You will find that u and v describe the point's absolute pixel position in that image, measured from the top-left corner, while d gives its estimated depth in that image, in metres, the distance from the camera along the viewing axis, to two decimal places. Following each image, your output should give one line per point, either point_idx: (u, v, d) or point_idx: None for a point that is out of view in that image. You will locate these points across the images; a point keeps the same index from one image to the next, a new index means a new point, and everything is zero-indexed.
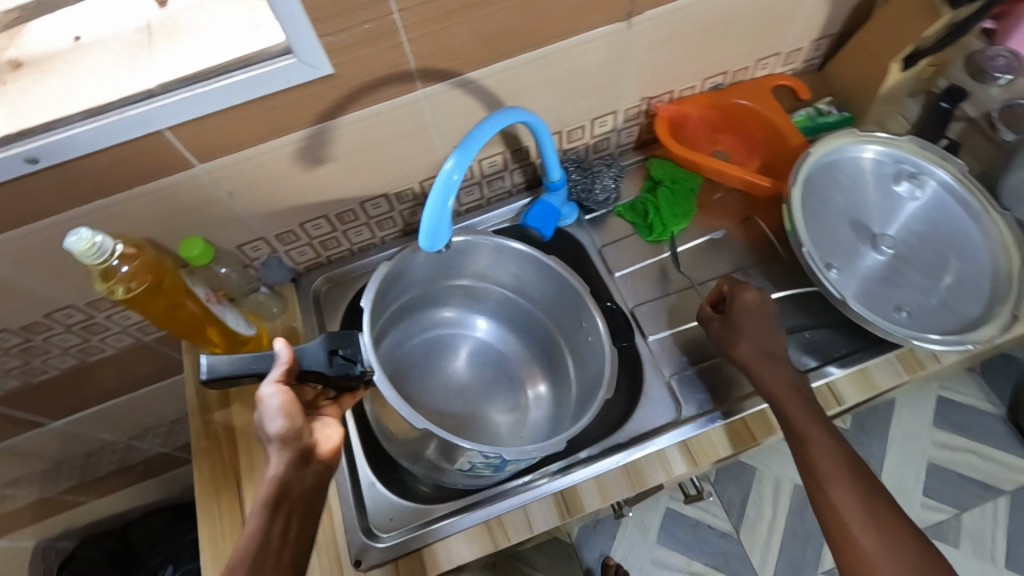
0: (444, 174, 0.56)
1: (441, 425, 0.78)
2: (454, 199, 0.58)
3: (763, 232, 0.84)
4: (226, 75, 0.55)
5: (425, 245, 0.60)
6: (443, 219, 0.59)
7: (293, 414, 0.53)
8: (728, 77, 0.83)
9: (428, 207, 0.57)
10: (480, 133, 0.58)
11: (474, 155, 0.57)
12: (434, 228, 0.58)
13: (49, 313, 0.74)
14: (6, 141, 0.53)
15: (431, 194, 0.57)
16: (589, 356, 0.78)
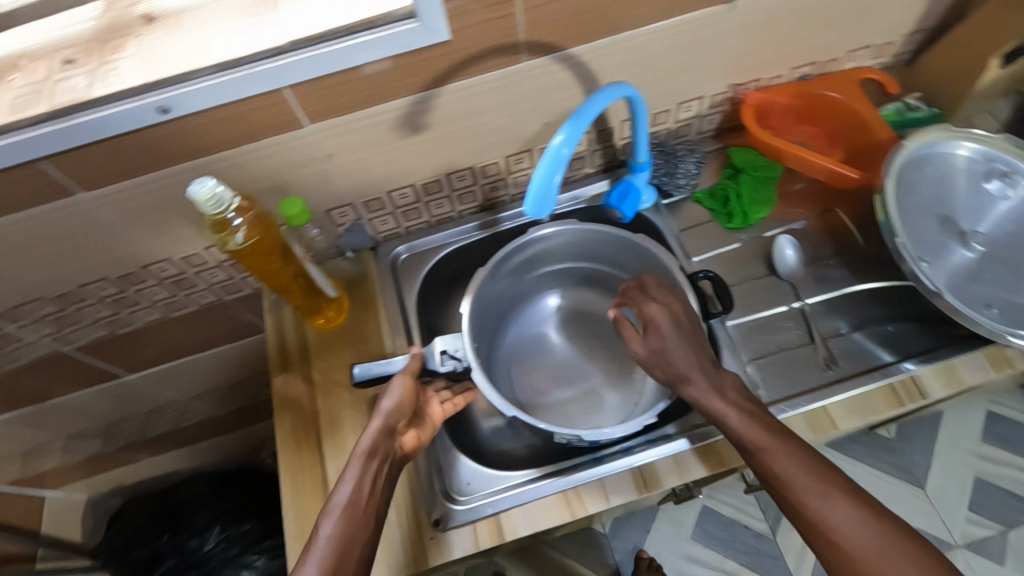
0: (553, 147, 0.57)
1: (548, 413, 0.83)
2: (562, 173, 0.58)
3: (844, 223, 0.83)
4: (351, 36, 0.56)
5: (529, 213, 0.60)
6: (549, 192, 0.59)
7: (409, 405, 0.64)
8: (817, 68, 0.82)
9: (535, 177, 0.58)
10: (590, 112, 0.58)
11: (583, 131, 0.58)
12: (541, 199, 0.59)
13: (146, 265, 0.77)
14: (141, 90, 0.55)
15: (539, 164, 0.58)
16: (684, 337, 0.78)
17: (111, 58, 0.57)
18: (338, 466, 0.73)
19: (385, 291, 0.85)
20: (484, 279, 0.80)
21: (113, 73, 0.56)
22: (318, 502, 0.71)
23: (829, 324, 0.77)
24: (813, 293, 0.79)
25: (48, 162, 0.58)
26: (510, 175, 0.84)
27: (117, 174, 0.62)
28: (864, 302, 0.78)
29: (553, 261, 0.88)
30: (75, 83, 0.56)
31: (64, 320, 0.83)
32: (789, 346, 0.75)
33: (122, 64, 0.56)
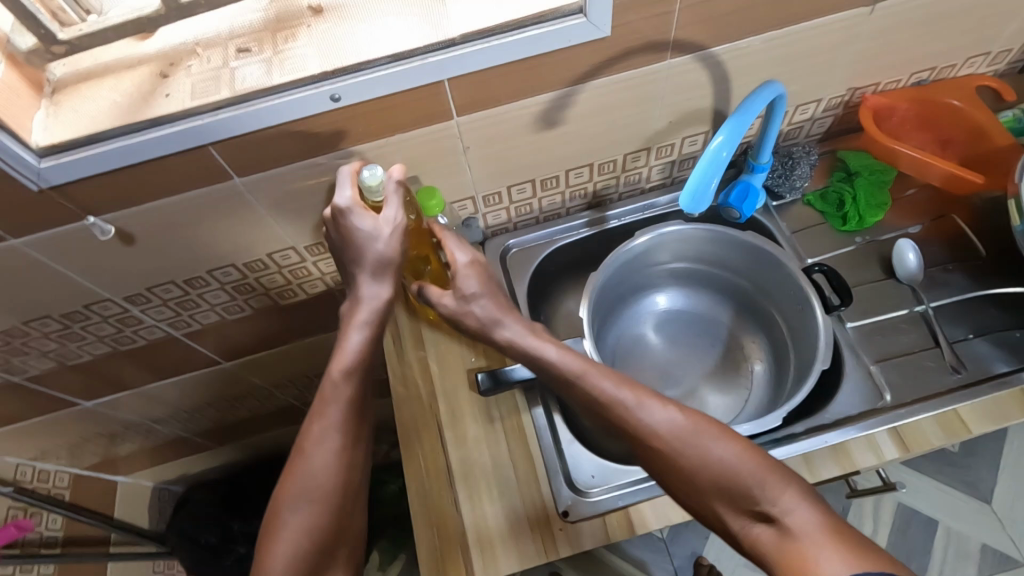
0: (713, 149, 0.57)
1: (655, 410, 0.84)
2: (721, 172, 0.59)
3: (959, 228, 0.83)
4: (520, 30, 0.58)
5: (684, 207, 0.61)
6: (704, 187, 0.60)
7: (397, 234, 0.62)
8: (934, 74, 0.82)
9: (693, 171, 0.58)
10: (748, 116, 0.59)
11: (741, 134, 0.58)
12: (697, 196, 0.59)
13: (272, 252, 0.79)
14: (316, 78, 0.57)
15: (697, 162, 0.59)
16: (806, 342, 0.78)
17: (286, 47, 0.58)
18: (462, 455, 0.74)
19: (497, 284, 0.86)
20: (597, 280, 0.80)
21: (288, 62, 0.58)
22: (444, 491, 0.72)
23: (950, 329, 0.77)
24: (931, 297, 0.79)
25: (216, 147, 0.60)
26: (623, 173, 0.85)
27: (274, 159, 0.64)
28: (985, 308, 0.78)
29: (659, 262, 0.88)
30: (253, 71, 0.57)
31: (184, 305, 0.84)
32: (913, 350, 0.75)
33: (297, 53, 0.58)
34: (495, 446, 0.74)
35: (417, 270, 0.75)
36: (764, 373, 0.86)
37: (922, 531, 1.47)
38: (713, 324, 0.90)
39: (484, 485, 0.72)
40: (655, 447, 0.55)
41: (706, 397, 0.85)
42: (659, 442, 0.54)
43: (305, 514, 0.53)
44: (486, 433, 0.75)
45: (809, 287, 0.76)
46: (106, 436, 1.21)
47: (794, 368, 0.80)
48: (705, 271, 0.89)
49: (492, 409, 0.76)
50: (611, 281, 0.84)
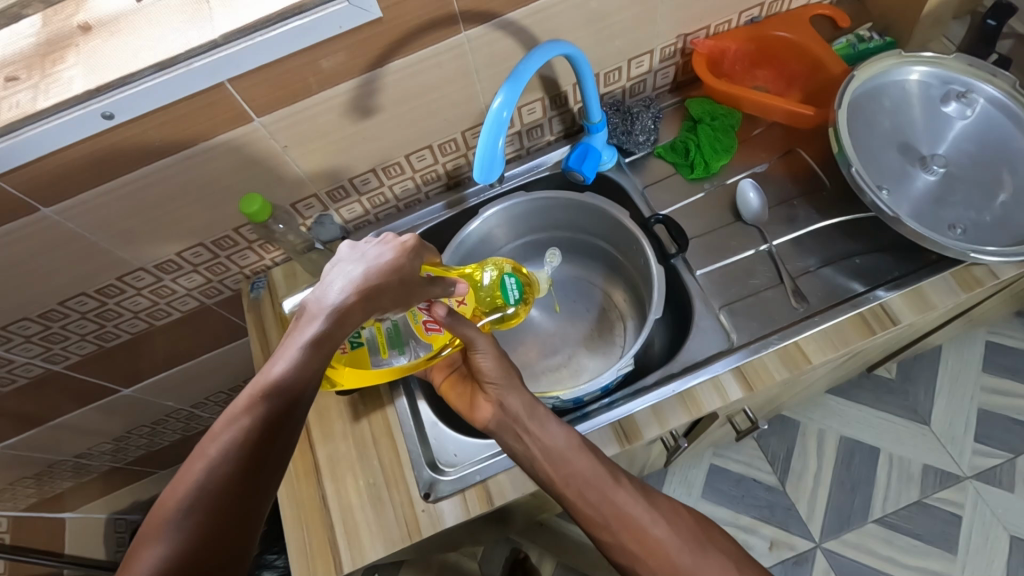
0: (492, 111, 0.57)
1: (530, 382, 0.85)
2: (505, 136, 0.58)
3: (806, 162, 0.83)
4: (283, 22, 0.57)
5: (479, 177, 0.60)
6: (497, 156, 0.60)
7: (394, 272, 0.59)
8: (764, 10, 0.82)
9: (479, 142, 0.58)
10: (526, 72, 0.58)
11: (520, 92, 0.58)
12: (487, 167, 0.59)
13: (121, 276, 0.79)
14: (83, 98, 0.56)
15: (482, 131, 0.58)
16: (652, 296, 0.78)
17: (55, 70, 0.57)
18: (328, 453, 0.74)
19: None
20: (446, 262, 0.80)
21: (55, 85, 0.57)
22: (312, 488, 0.73)
23: (799, 262, 0.76)
24: (780, 234, 0.78)
25: (4, 180, 0.60)
26: (469, 150, 0.84)
27: (76, 186, 0.64)
28: (833, 236, 0.77)
29: (517, 234, 0.89)
30: (20, 99, 0.57)
31: (51, 339, 0.84)
32: (761, 289, 0.75)
33: (63, 76, 0.57)
34: (360, 440, 0.75)
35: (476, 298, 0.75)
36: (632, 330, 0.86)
37: (866, 460, 1.45)
38: (586, 287, 0.91)
39: (349, 476, 0.73)
40: (608, 509, 0.62)
41: (581, 360, 0.86)
42: (589, 492, 0.62)
43: (209, 479, 0.43)
44: (351, 428, 0.76)
45: (644, 240, 0.77)
46: (33, 477, 1.21)
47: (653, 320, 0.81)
48: (567, 236, 0.90)
49: (358, 405, 0.77)
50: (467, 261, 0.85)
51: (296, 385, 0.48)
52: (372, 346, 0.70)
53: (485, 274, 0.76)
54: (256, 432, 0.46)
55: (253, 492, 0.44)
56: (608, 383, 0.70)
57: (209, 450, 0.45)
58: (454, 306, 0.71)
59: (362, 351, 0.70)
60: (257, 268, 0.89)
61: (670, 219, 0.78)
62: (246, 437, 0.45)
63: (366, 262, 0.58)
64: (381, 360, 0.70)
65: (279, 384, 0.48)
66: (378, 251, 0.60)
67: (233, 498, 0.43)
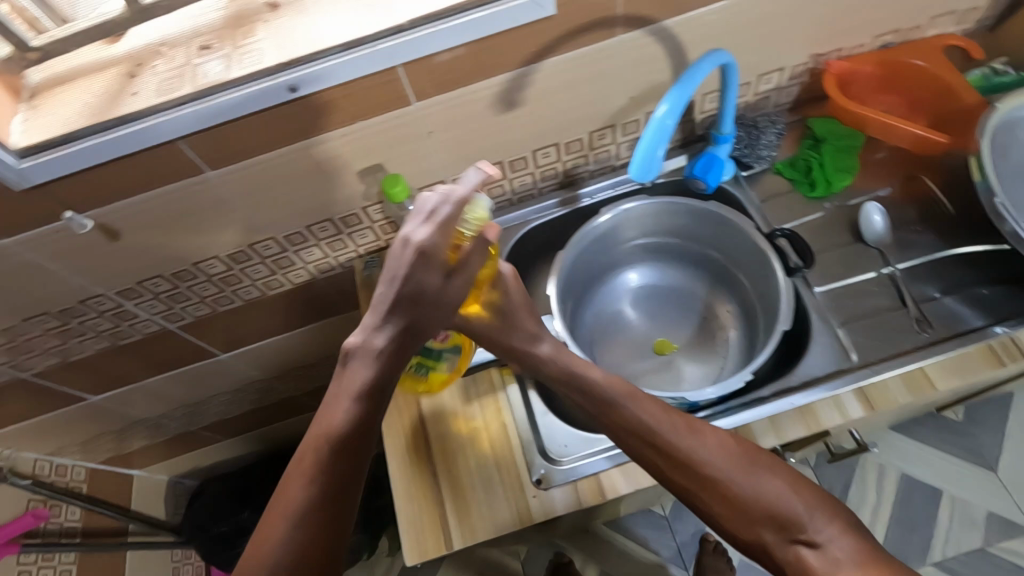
0: (657, 116, 0.59)
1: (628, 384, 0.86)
2: (666, 143, 0.60)
3: (928, 189, 0.82)
4: (466, 13, 0.60)
5: (634, 176, 0.62)
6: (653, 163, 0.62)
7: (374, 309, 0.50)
8: (898, 36, 0.82)
9: (639, 147, 0.60)
10: (693, 80, 0.60)
11: (684, 101, 0.59)
12: (646, 167, 0.61)
13: (252, 244, 0.82)
14: (273, 70, 0.59)
15: (644, 135, 0.60)
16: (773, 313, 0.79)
17: (246, 43, 0.61)
18: (438, 432, 0.76)
19: None
20: (562, 258, 0.82)
21: (247, 56, 0.60)
22: (421, 463, 0.75)
23: (921, 288, 0.76)
24: (901, 259, 0.78)
25: (184, 142, 0.63)
26: (590, 152, 0.86)
27: (241, 153, 0.67)
28: (955, 266, 0.77)
29: (629, 236, 0.90)
30: (213, 67, 0.60)
31: (175, 299, 0.88)
32: (882, 310, 0.75)
33: (253, 49, 0.61)
34: (471, 422, 0.76)
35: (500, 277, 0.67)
36: (734, 341, 0.87)
37: (927, 501, 1.42)
38: (688, 295, 0.92)
39: (460, 456, 0.74)
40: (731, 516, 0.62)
41: (682, 367, 0.87)
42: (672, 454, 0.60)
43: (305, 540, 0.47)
44: (462, 410, 0.77)
45: (770, 253, 0.78)
46: (116, 432, 1.26)
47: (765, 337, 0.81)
48: (677, 243, 0.91)
49: (470, 388, 0.79)
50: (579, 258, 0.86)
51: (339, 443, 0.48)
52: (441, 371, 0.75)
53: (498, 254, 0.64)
54: (330, 487, 0.48)
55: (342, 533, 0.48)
56: (725, 391, 0.71)
57: (286, 507, 0.47)
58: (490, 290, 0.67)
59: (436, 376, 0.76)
60: (371, 248, 0.91)
61: (796, 235, 0.79)
62: (313, 501, 0.47)
63: (403, 274, 0.49)
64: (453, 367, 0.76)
65: (338, 438, 0.48)
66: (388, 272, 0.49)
67: (327, 547, 0.47)
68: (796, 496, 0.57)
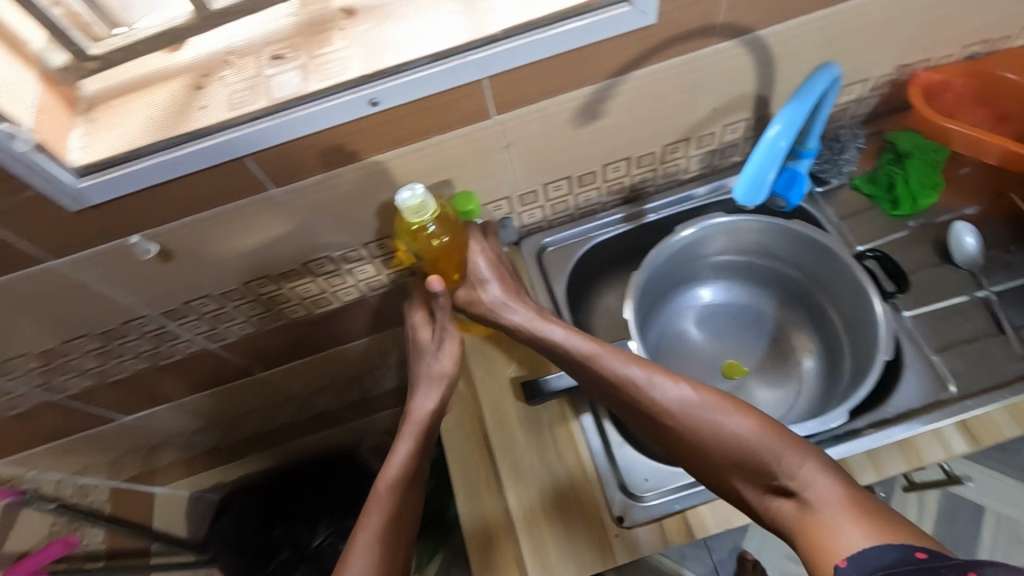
0: (769, 138, 0.58)
1: None
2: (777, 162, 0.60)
3: (1018, 207, 0.79)
4: (564, 21, 0.55)
5: (739, 199, 0.63)
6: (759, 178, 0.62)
7: None
8: (987, 46, 0.78)
9: (749, 166, 0.60)
10: (808, 97, 0.59)
11: (801, 117, 0.58)
12: (754, 186, 0.62)
13: (307, 262, 0.78)
14: (355, 83, 0.55)
15: (754, 152, 0.60)
16: (862, 340, 0.75)
17: (324, 51, 0.56)
18: (510, 465, 0.72)
19: (534, 284, 0.83)
20: (637, 280, 0.77)
21: (327, 66, 0.55)
22: (493, 499, 0.70)
23: (1019, 314, 0.72)
24: (995, 282, 0.74)
25: (253, 158, 0.59)
26: (660, 165, 0.82)
27: (309, 169, 0.62)
28: None
29: (703, 253, 0.85)
30: (289, 78, 0.56)
31: (220, 318, 0.83)
32: (978, 336, 0.71)
33: (333, 58, 0.56)
34: (545, 454, 0.72)
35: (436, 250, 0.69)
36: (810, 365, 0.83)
37: (974, 517, 1.38)
38: (759, 314, 0.88)
39: (535, 490, 0.70)
40: None
41: (755, 392, 0.83)
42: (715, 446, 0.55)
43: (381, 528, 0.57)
44: (534, 440, 0.73)
45: (865, 277, 0.74)
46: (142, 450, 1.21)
47: (849, 364, 0.78)
48: (748, 260, 0.86)
49: (540, 416, 0.75)
50: (651, 278, 0.81)
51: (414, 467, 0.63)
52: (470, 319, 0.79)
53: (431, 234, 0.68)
54: None
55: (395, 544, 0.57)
56: (822, 427, 0.67)
57: None
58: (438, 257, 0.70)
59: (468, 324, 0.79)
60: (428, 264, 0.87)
61: (886, 256, 0.76)
62: None
63: None
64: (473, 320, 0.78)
65: None
66: None
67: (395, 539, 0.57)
68: (823, 483, 0.51)
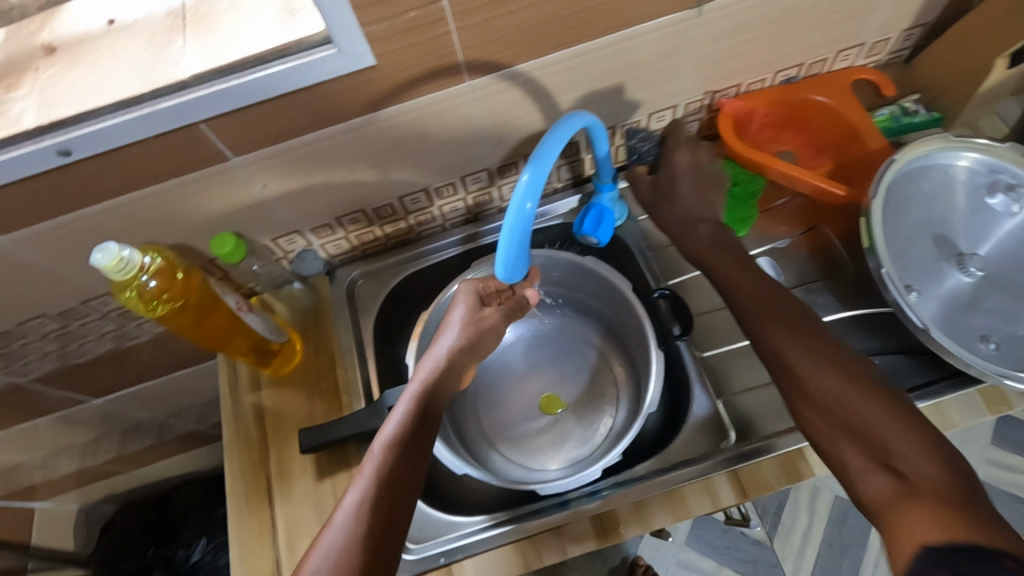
0: (514, 206, 0.50)
1: (509, 447, 0.79)
2: (531, 227, 0.51)
3: (829, 241, 0.76)
4: (264, 65, 0.51)
5: (501, 277, 0.55)
6: (519, 250, 0.53)
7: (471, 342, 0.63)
8: (803, 70, 0.75)
9: (502, 239, 0.52)
10: (550, 152, 0.51)
11: (546, 175, 0.51)
12: (510, 263, 0.53)
13: (85, 301, 0.73)
14: (36, 133, 0.51)
15: (505, 222, 0.51)
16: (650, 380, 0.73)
17: (9, 96, 0.52)
18: (287, 511, 0.70)
19: (340, 318, 0.80)
20: (428, 320, 0.76)
21: (5, 115, 0.52)
22: (267, 549, 0.68)
23: None
24: None
25: None
26: (469, 195, 0.78)
27: (28, 217, 0.58)
28: (851, 329, 0.71)
29: None
30: None
31: (10, 356, 0.79)
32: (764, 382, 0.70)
33: (15, 106, 0.52)
34: (323, 499, 0.70)
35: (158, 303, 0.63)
36: (623, 401, 0.81)
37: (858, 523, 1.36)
38: (582, 344, 0.85)
39: (307, 538, 0.68)
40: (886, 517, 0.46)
41: (569, 428, 0.80)
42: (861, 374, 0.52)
43: (376, 476, 0.52)
44: (315, 486, 0.71)
45: (646, 319, 0.73)
46: None
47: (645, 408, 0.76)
48: (564, 291, 0.85)
49: (324, 461, 0.72)
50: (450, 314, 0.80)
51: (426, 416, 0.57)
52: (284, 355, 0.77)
53: (146, 279, 0.61)
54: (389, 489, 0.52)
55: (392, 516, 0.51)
56: (594, 475, 0.65)
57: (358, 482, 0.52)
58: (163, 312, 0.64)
59: (282, 359, 0.77)
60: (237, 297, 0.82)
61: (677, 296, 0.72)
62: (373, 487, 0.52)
63: None
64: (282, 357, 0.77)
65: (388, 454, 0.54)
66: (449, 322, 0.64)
67: (387, 502, 0.51)
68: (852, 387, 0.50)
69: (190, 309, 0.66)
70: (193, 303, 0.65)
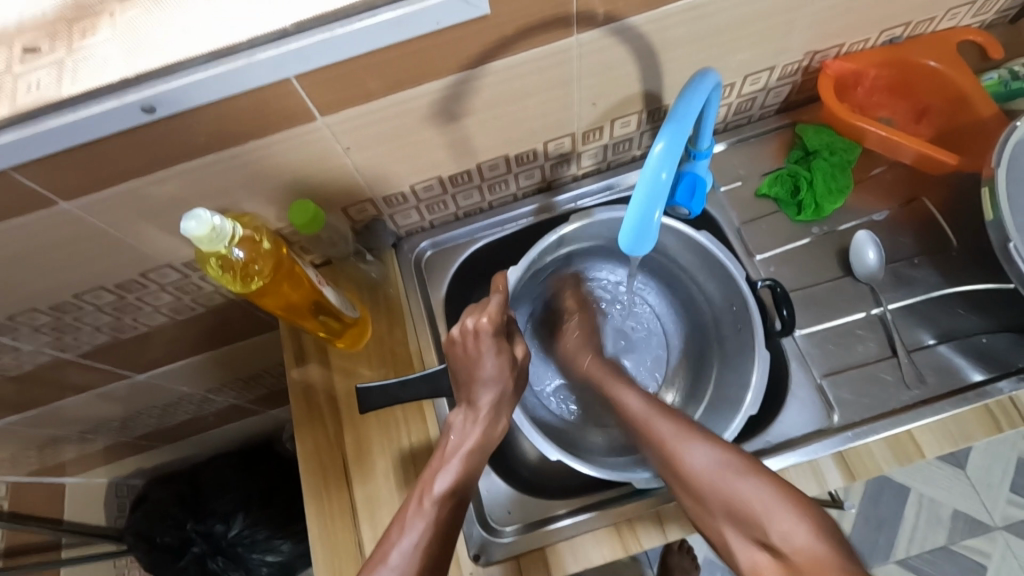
0: (649, 174, 0.47)
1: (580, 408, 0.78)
2: (665, 195, 0.49)
3: (929, 213, 0.73)
4: (369, 12, 0.46)
5: (625, 247, 0.53)
6: (648, 218, 0.50)
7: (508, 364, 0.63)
8: (908, 29, 0.69)
9: (631, 206, 0.49)
10: (688, 113, 0.47)
11: (684, 138, 0.47)
12: (639, 232, 0.51)
13: (145, 272, 0.69)
14: (120, 87, 0.46)
15: (635, 190, 0.49)
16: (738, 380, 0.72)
17: (82, 44, 0.47)
18: (366, 491, 0.67)
19: (410, 292, 0.76)
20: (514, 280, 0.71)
21: (82, 65, 0.46)
22: (348, 531, 0.66)
23: (912, 333, 0.68)
24: (892, 297, 0.70)
25: (17, 172, 0.49)
26: (547, 161, 0.74)
27: (99, 181, 0.53)
28: (951, 306, 0.69)
29: (599, 240, 0.78)
30: (39, 79, 0.46)
31: (62, 329, 0.75)
32: (868, 361, 0.67)
33: (91, 54, 0.46)
34: (404, 478, 0.67)
35: (244, 276, 0.59)
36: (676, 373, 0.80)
37: (895, 498, 1.30)
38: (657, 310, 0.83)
39: (389, 517, 0.66)
40: None
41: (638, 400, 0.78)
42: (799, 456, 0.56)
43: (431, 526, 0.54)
44: (394, 464, 0.68)
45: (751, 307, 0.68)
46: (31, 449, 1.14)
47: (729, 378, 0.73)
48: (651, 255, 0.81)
49: (405, 441, 0.69)
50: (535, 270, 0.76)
51: (480, 453, 0.59)
52: (359, 328, 0.73)
53: (235, 248, 0.56)
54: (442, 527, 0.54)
55: (449, 532, 0.55)
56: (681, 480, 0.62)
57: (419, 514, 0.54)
58: (236, 280, 0.58)
59: (355, 330, 0.73)
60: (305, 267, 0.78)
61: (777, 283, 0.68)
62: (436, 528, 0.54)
63: None
64: (356, 329, 0.73)
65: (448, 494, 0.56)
66: (488, 342, 0.61)
67: (448, 534, 0.55)
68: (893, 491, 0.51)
69: (269, 281, 0.61)
70: (266, 276, 0.60)
